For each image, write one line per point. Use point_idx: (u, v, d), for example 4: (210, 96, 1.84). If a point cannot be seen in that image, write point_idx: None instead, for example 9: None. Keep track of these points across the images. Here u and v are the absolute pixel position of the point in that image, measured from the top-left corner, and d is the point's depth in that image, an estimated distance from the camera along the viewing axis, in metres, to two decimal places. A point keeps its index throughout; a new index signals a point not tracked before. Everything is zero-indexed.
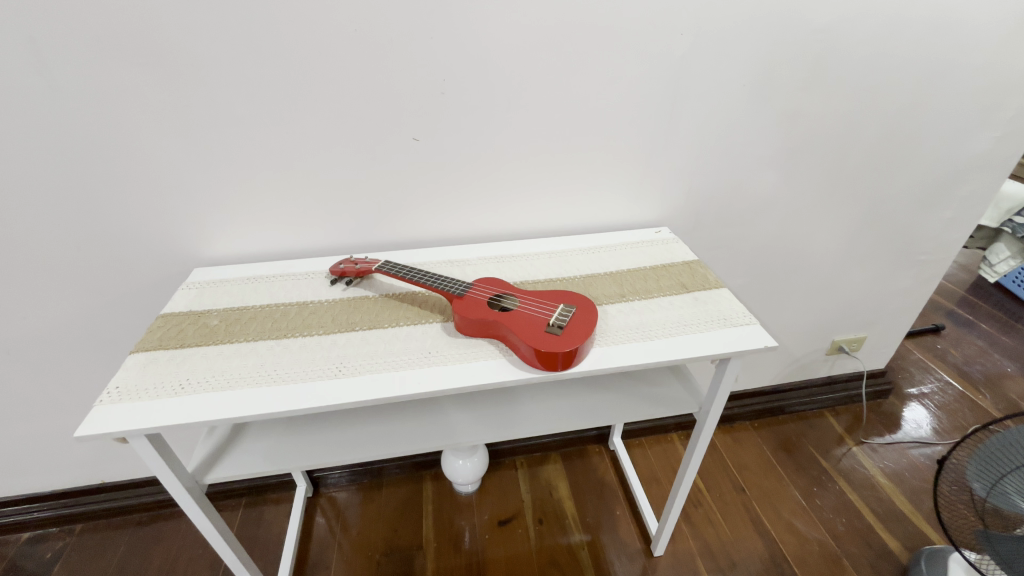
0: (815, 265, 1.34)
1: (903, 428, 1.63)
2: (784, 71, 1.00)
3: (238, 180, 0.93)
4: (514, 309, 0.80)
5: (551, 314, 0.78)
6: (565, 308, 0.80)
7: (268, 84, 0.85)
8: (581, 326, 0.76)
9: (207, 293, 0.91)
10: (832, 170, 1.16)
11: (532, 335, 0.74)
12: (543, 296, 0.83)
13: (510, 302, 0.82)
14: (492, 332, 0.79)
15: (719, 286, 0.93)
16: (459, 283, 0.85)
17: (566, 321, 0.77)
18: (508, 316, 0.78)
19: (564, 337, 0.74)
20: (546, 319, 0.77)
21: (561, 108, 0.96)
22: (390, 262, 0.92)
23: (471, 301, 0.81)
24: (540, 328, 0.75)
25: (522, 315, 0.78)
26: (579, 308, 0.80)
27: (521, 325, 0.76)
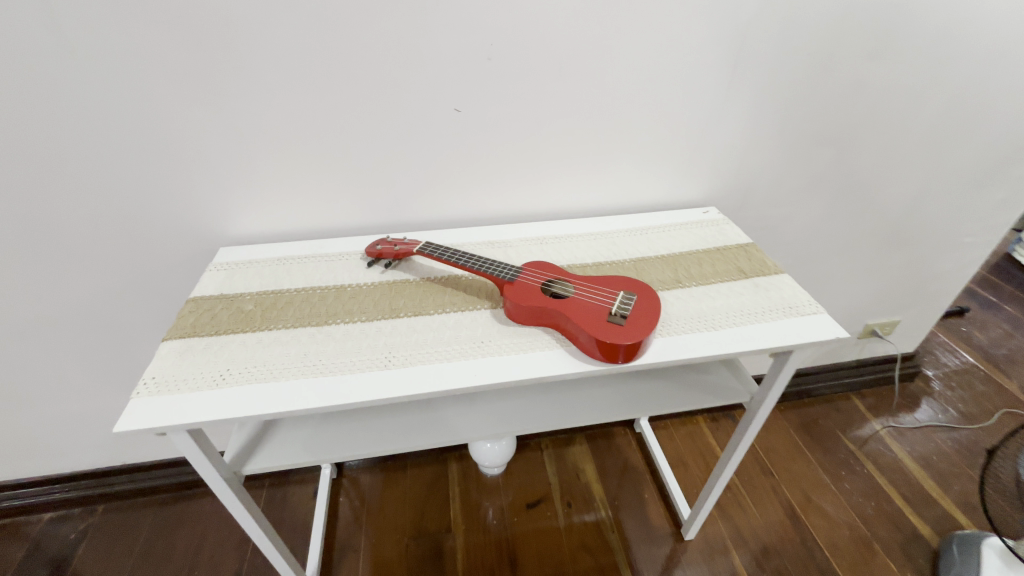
0: (859, 248, 1.29)
1: (930, 412, 1.61)
2: (852, 39, 0.92)
3: (266, 154, 0.87)
4: (570, 296, 0.75)
5: (611, 302, 0.74)
6: (625, 296, 0.75)
7: (300, 48, 0.77)
8: (644, 316, 0.72)
9: (236, 276, 0.86)
10: (889, 150, 1.10)
11: (594, 325, 0.69)
12: (599, 284, 0.78)
13: (564, 289, 0.77)
14: (547, 320, 0.74)
15: (778, 271, 0.89)
16: (508, 266, 0.80)
17: (629, 311, 0.72)
18: (565, 304, 0.73)
19: (630, 327, 0.69)
20: (607, 308, 0.72)
21: (613, 77, 0.89)
22: (431, 244, 0.86)
23: (523, 286, 0.76)
24: (602, 317, 0.71)
25: (580, 302, 0.73)
26: (639, 296, 0.75)
27: (581, 314, 0.71)
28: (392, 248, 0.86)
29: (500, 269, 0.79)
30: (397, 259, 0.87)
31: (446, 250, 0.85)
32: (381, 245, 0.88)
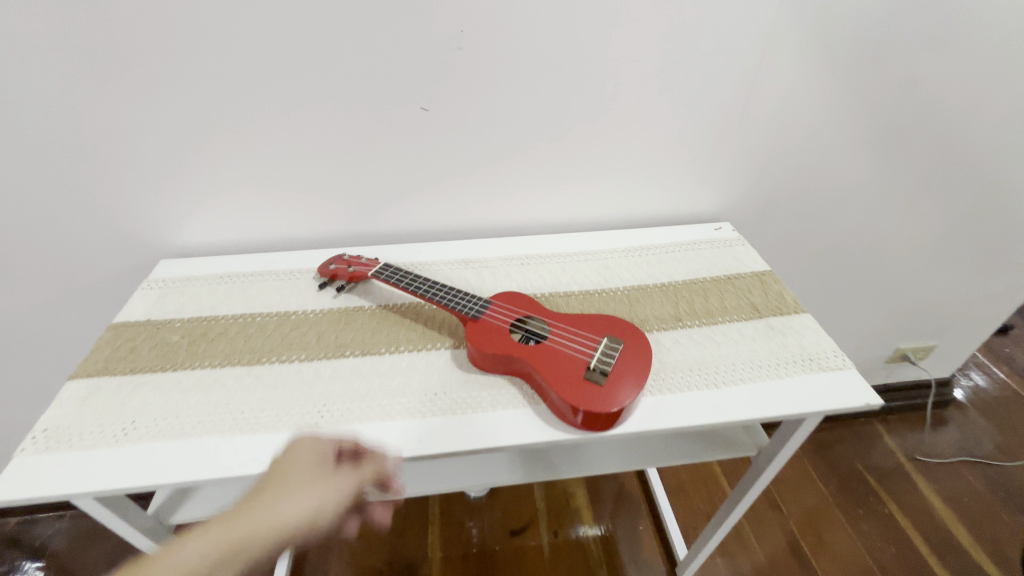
0: (899, 269, 1.12)
1: (964, 444, 1.44)
2: (910, 26, 0.75)
3: (204, 155, 0.75)
4: (543, 342, 0.63)
5: (592, 352, 0.61)
6: (609, 343, 0.63)
7: (230, 31, 0.64)
8: (630, 373, 0.59)
9: (171, 296, 0.76)
10: (947, 159, 0.92)
11: (567, 385, 0.57)
12: (580, 325, 0.66)
13: (539, 332, 0.65)
14: (515, 370, 0.63)
15: (799, 307, 0.74)
16: (472, 300, 0.68)
17: (611, 365, 0.60)
18: (535, 354, 0.61)
19: (609, 389, 0.57)
20: (585, 360, 0.60)
21: (612, 71, 0.75)
22: (388, 266, 0.75)
23: (488, 328, 0.64)
24: (578, 373, 0.59)
25: (554, 352, 0.61)
26: (627, 344, 0.63)
27: (553, 368, 0.59)
28: (346, 269, 0.75)
29: (463, 304, 0.67)
30: (352, 282, 0.76)
31: (405, 274, 0.73)
32: (335, 264, 0.77)
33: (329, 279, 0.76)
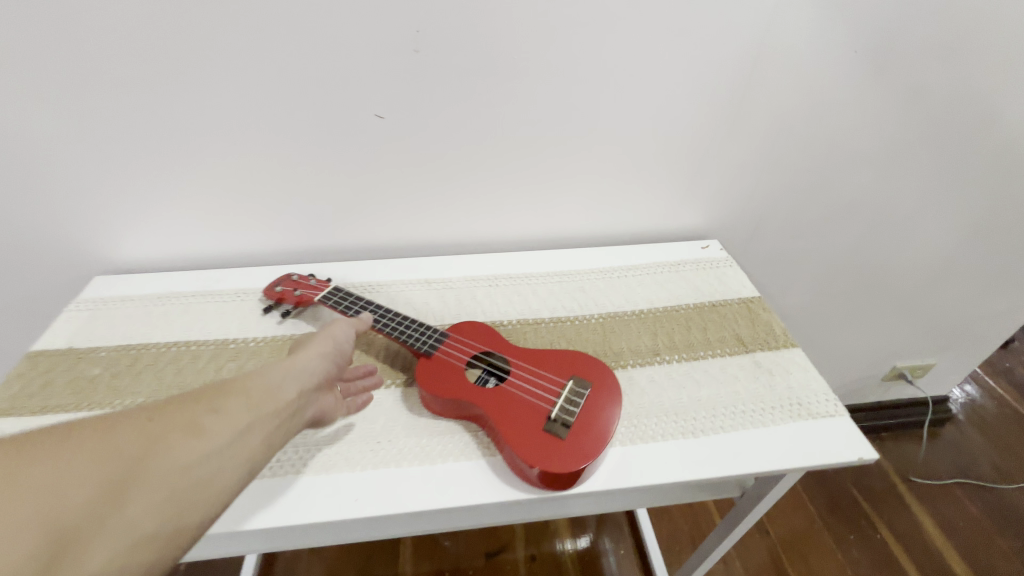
0: (898, 288, 1.06)
1: (961, 465, 1.38)
2: (920, 32, 0.68)
3: (135, 166, 0.67)
4: (501, 385, 0.56)
5: (554, 398, 0.55)
6: (575, 387, 0.56)
7: (150, 29, 0.56)
8: (596, 425, 0.52)
9: (100, 318, 0.69)
10: (954, 176, 0.85)
11: (523, 438, 0.51)
12: (543, 365, 0.59)
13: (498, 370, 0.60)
14: (469, 415, 0.56)
15: (788, 340, 0.68)
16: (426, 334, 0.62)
17: (575, 416, 0.53)
18: (491, 399, 0.54)
19: (571, 445, 0.50)
20: (546, 408, 0.54)
21: (588, 77, 0.67)
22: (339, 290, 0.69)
23: (441, 368, 0.58)
24: (536, 426, 0.52)
25: (512, 398, 0.55)
26: (595, 388, 0.56)
27: (509, 417, 0.53)
28: (293, 293, 0.69)
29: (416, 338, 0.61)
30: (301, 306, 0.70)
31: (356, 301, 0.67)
32: (282, 284, 0.70)
33: (275, 303, 0.70)
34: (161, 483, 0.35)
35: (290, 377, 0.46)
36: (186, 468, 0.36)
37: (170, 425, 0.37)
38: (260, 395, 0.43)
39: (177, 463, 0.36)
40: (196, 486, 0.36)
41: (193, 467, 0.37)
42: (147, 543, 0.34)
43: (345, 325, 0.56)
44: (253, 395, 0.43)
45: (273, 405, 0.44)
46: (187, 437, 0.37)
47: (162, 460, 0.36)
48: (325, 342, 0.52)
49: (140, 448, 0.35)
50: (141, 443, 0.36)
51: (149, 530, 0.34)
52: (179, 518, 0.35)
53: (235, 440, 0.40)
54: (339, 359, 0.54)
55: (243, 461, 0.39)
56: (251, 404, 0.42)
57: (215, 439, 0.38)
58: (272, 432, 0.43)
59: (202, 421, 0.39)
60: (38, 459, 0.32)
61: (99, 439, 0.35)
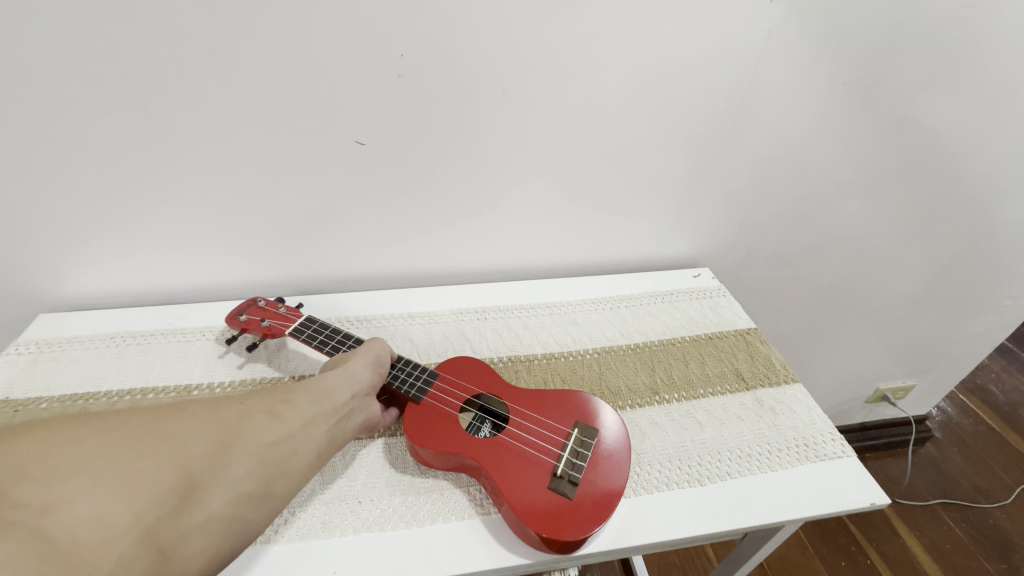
0: (883, 313, 1.06)
1: (943, 485, 1.38)
2: (907, 65, 0.69)
3: (87, 195, 0.61)
4: (499, 437, 0.52)
5: (560, 451, 0.51)
6: (581, 437, 0.52)
7: (108, 49, 0.51)
8: (602, 481, 0.49)
9: (43, 364, 0.62)
10: (938, 204, 0.86)
11: (525, 496, 0.47)
12: (545, 411, 0.55)
13: (492, 415, 0.56)
14: (464, 469, 0.52)
15: (787, 373, 0.66)
16: (411, 378, 0.58)
17: (582, 472, 0.49)
18: (489, 453, 0.50)
19: (580, 505, 0.46)
20: (551, 463, 0.49)
21: (578, 105, 0.65)
22: (312, 323, 0.65)
23: (431, 417, 0.54)
24: (540, 484, 0.48)
25: (510, 451, 0.50)
26: (602, 438, 0.52)
27: (509, 472, 0.48)
28: (259, 321, 0.63)
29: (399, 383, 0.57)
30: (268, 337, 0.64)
31: (331, 336, 0.63)
32: (247, 314, 0.66)
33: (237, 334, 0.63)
34: (256, 451, 0.40)
35: (350, 382, 0.50)
36: (273, 443, 0.41)
37: (258, 407, 0.43)
38: (327, 391, 0.48)
39: (264, 439, 0.41)
40: (280, 459, 0.41)
41: (278, 443, 0.42)
42: (245, 500, 0.38)
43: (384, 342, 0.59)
44: (322, 389, 0.48)
45: (338, 401, 0.48)
46: (271, 419, 0.42)
47: (254, 434, 0.40)
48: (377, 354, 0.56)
49: (238, 422, 0.40)
50: (238, 418, 0.41)
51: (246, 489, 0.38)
52: (269, 481, 0.40)
53: (309, 424, 0.44)
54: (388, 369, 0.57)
55: (314, 444, 0.44)
56: (315, 399, 0.46)
57: (294, 422, 0.43)
58: (334, 426, 0.47)
59: (280, 409, 0.44)
60: (157, 425, 0.37)
61: (206, 412, 0.40)
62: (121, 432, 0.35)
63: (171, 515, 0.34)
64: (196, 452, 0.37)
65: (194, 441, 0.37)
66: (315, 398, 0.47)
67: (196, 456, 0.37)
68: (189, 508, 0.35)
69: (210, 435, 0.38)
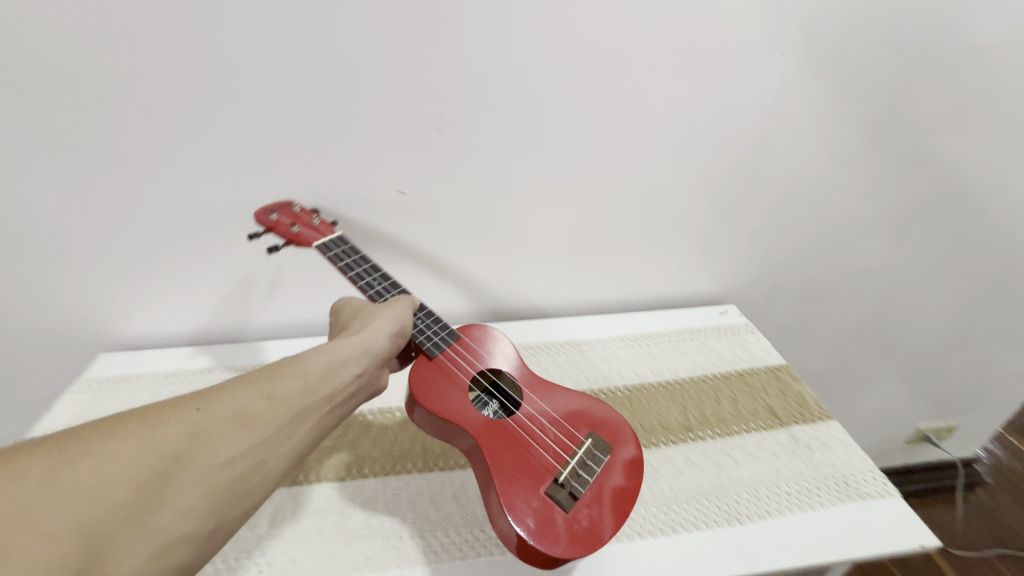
0: (917, 350, 1.04)
1: (999, 536, 1.29)
2: (918, 107, 0.72)
3: (154, 242, 0.67)
4: (507, 425, 0.52)
5: (567, 458, 0.51)
6: (592, 449, 0.52)
7: (186, 114, 0.58)
8: (605, 501, 0.48)
9: (105, 400, 0.66)
10: (964, 239, 0.86)
11: (524, 498, 0.47)
12: (561, 411, 0.55)
13: (501, 395, 0.59)
14: (457, 436, 0.53)
15: (821, 410, 0.66)
16: (431, 334, 0.59)
17: (585, 487, 0.49)
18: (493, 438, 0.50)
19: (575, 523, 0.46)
20: (556, 468, 0.49)
21: (604, 151, 0.70)
22: (338, 242, 0.64)
23: (443, 377, 0.55)
24: (539, 488, 0.48)
25: (517, 446, 0.51)
26: (613, 458, 0.52)
27: (513, 466, 0.49)
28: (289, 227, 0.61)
29: (421, 338, 0.58)
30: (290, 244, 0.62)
31: (356, 262, 0.63)
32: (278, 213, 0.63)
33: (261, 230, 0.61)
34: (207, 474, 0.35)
35: (337, 374, 0.46)
36: (233, 459, 0.36)
37: (215, 416, 0.37)
38: (306, 385, 0.43)
39: (219, 458, 0.36)
40: (236, 481, 0.36)
41: (240, 459, 0.37)
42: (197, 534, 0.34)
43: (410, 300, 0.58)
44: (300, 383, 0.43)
45: (318, 396, 0.44)
46: (232, 430, 0.37)
47: (206, 453, 0.35)
48: (381, 328, 0.52)
49: (187, 439, 0.35)
50: (188, 430, 0.36)
51: (198, 521, 0.34)
52: (225, 508, 0.35)
53: (279, 431, 0.40)
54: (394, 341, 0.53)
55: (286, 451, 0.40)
56: (291, 400, 0.42)
57: (260, 431, 0.39)
58: (309, 430, 0.42)
59: (246, 414, 0.39)
60: (74, 461, 0.31)
61: (142, 431, 0.34)
62: (20, 478, 0.29)
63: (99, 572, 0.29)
64: (127, 489, 0.31)
65: (126, 472, 0.32)
66: (288, 395, 0.42)
67: (127, 493, 0.31)
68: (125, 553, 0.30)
69: (148, 463, 0.33)
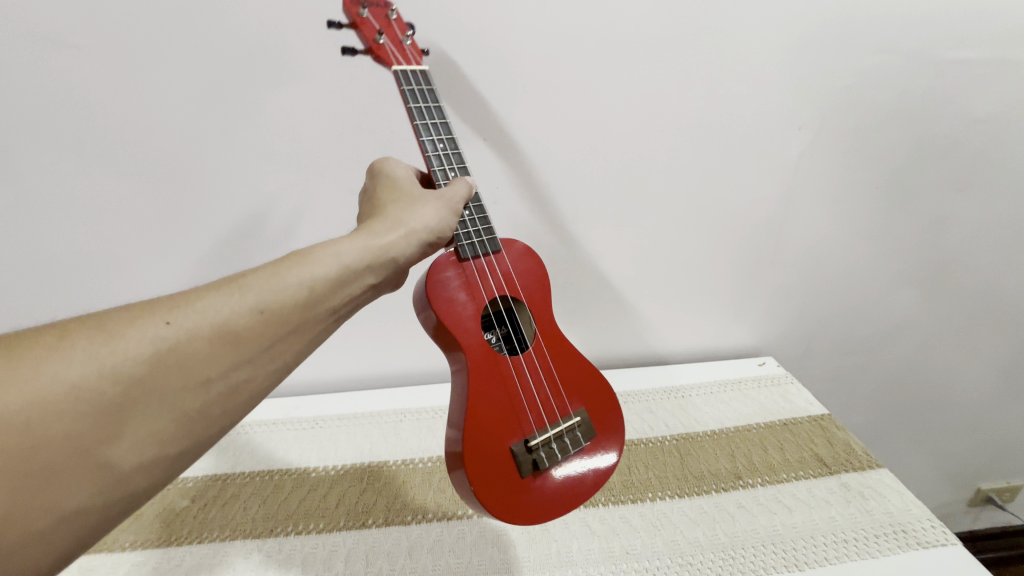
0: (967, 405, 1.02)
1: None
2: (931, 170, 0.78)
3: None
4: (504, 369, 0.49)
5: (546, 424, 0.50)
6: (576, 431, 0.52)
7: (283, 197, 0.69)
8: (563, 481, 0.49)
9: None
10: (997, 291, 0.89)
11: (487, 449, 0.46)
12: (564, 379, 0.53)
13: (511, 324, 0.54)
14: (449, 348, 0.50)
15: (871, 458, 0.67)
16: (474, 232, 0.52)
17: (549, 461, 0.48)
18: (484, 376, 0.48)
19: (526, 492, 0.47)
20: (532, 430, 0.49)
21: (640, 215, 0.78)
22: (419, 81, 0.53)
23: (463, 285, 0.49)
24: (508, 442, 0.47)
25: (503, 393, 0.49)
26: (589, 445, 0.52)
27: (491, 413, 0.47)
28: (378, 34, 0.51)
29: (460, 234, 0.51)
30: (369, 55, 0.53)
31: (428, 112, 0.53)
32: (369, 13, 0.53)
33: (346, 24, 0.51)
34: (175, 395, 0.31)
35: (341, 286, 0.39)
36: (208, 381, 0.32)
37: (188, 328, 0.32)
38: (306, 293, 0.37)
39: (192, 378, 0.31)
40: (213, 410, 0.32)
41: (216, 379, 0.32)
42: (164, 460, 0.31)
43: (464, 188, 0.49)
44: (296, 287, 0.36)
45: (316, 309, 0.37)
46: (207, 345, 0.32)
47: (174, 377, 0.31)
48: (408, 239, 0.44)
49: (151, 357, 0.30)
50: (154, 347, 0.31)
51: (169, 447, 0.31)
52: (196, 429, 0.32)
53: (265, 350, 0.35)
54: (426, 246, 0.46)
55: (269, 370, 0.35)
56: (280, 312, 0.35)
57: (242, 350, 0.34)
58: (299, 344, 0.37)
59: (224, 325, 0.33)
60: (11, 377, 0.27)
61: (96, 347, 0.30)
62: None
63: (43, 505, 0.27)
64: (76, 418, 0.28)
65: (73, 398, 0.28)
66: (280, 309, 0.36)
67: (77, 422, 0.28)
68: (73, 487, 0.28)
69: (102, 384, 0.29)
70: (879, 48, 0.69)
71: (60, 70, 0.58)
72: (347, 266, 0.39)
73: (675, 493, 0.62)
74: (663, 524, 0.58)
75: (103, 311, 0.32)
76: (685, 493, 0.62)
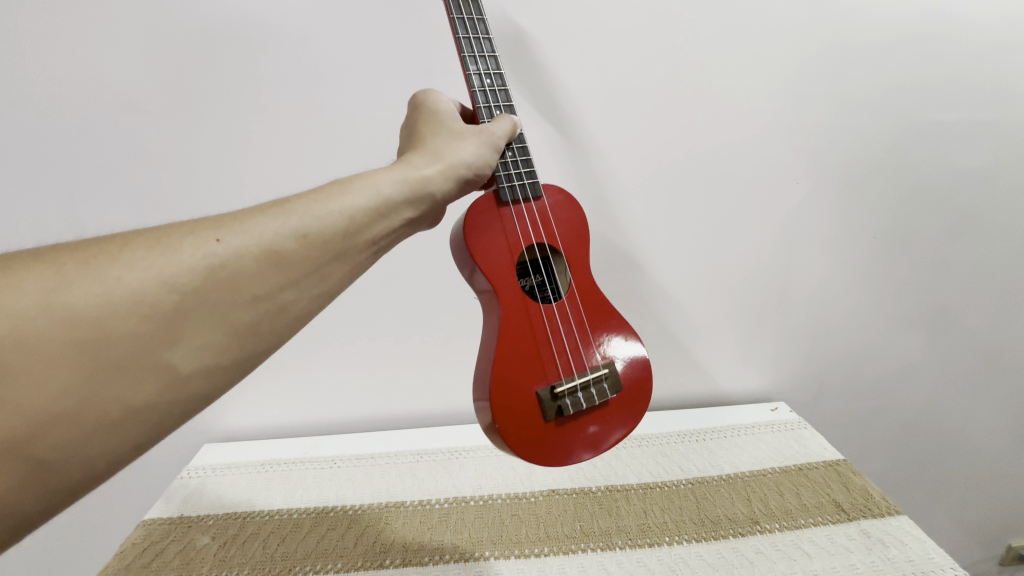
0: (988, 454, 1.00)
1: None
2: (926, 219, 0.82)
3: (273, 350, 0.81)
4: (535, 316, 0.50)
5: (573, 373, 0.51)
6: (603, 385, 0.52)
7: None
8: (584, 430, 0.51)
9: (208, 488, 0.72)
10: (1003, 336, 0.90)
11: (515, 391, 0.48)
12: (595, 331, 0.54)
13: (546, 274, 0.55)
14: (486, 288, 0.52)
15: (890, 504, 0.66)
16: (515, 175, 0.52)
17: (573, 407, 0.50)
18: (514, 322, 0.49)
19: (549, 435, 0.49)
20: (559, 377, 0.50)
21: (648, 261, 0.82)
22: (470, 10, 0.55)
23: (500, 230, 0.50)
24: (534, 385, 0.49)
25: (532, 338, 0.50)
26: (614, 398, 0.53)
27: (519, 356, 0.49)
28: None
29: (502, 174, 0.52)
30: None
31: (478, 43, 0.54)
32: None
33: None
34: (226, 310, 0.31)
35: (385, 209, 0.39)
36: (257, 299, 0.32)
37: (239, 247, 0.32)
38: (352, 219, 0.37)
39: (242, 297, 0.32)
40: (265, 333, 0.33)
41: (264, 298, 0.33)
42: (218, 370, 0.31)
43: (508, 126, 0.50)
44: (347, 209, 0.37)
45: (364, 234, 0.38)
46: (260, 263, 0.33)
47: (225, 292, 0.31)
48: (448, 174, 0.44)
49: (205, 270, 0.31)
50: (208, 261, 0.31)
51: (222, 360, 0.32)
52: (246, 344, 0.33)
53: (313, 272, 0.35)
54: (466, 183, 0.47)
55: (318, 292, 0.36)
56: (327, 228, 0.36)
57: (291, 272, 0.34)
58: (348, 265, 0.37)
59: (275, 244, 0.33)
60: (80, 279, 0.29)
61: (153, 256, 0.30)
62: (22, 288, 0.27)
63: (109, 402, 0.28)
64: (139, 321, 0.29)
65: (130, 302, 0.29)
66: (325, 233, 0.36)
67: (137, 325, 0.29)
68: (133, 387, 0.28)
69: (159, 293, 0.29)
70: (866, 110, 0.75)
71: (133, 132, 0.68)
72: (389, 191, 0.40)
73: (693, 537, 0.62)
74: (681, 569, 0.58)
75: (162, 224, 0.33)
76: (703, 537, 0.62)
